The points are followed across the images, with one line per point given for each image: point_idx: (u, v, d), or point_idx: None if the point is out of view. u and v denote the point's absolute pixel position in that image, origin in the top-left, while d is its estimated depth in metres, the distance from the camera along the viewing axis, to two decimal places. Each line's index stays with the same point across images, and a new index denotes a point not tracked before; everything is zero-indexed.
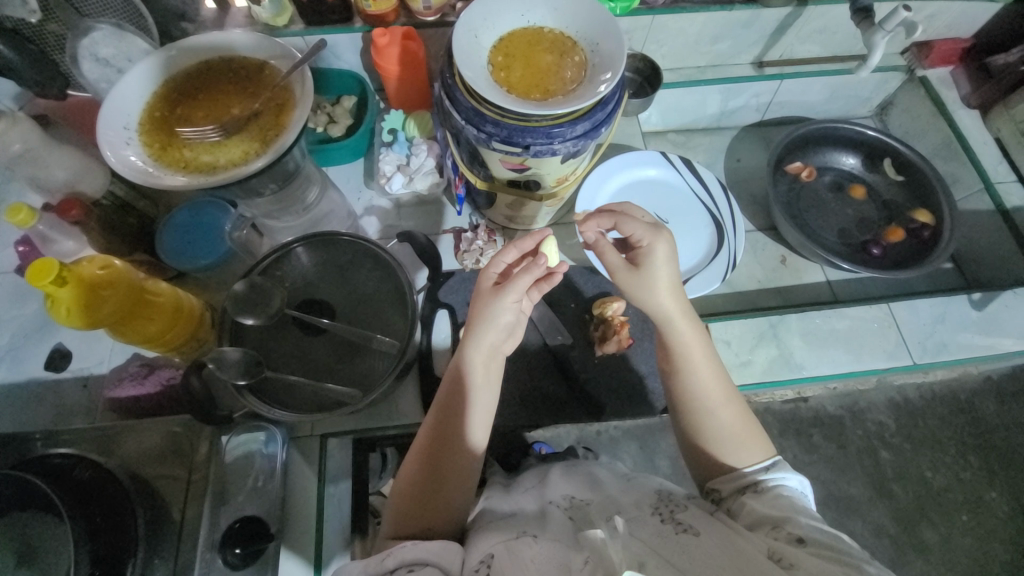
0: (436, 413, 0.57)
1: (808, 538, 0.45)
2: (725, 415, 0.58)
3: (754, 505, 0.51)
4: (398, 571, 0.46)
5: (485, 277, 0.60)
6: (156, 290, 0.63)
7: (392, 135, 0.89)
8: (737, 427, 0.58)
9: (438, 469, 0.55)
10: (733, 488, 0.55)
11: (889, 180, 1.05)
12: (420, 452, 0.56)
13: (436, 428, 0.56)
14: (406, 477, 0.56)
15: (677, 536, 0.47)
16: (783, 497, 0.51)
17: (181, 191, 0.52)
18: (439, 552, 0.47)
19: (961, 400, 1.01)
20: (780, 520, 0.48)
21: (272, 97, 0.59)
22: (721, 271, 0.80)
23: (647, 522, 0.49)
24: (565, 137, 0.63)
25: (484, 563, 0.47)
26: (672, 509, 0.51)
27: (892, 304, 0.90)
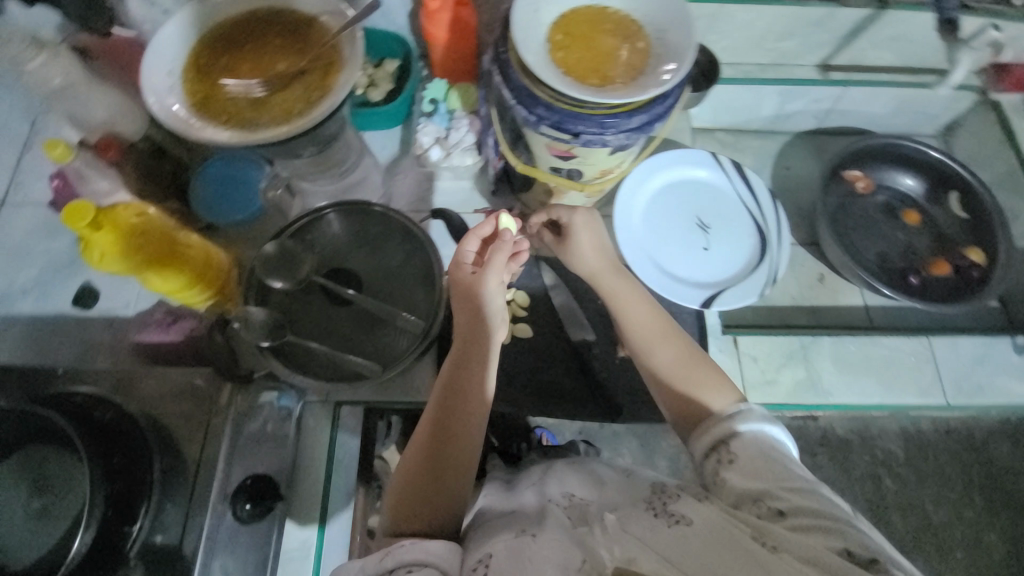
0: (435, 406, 0.58)
1: (789, 511, 0.45)
2: (668, 354, 0.63)
3: (731, 477, 0.50)
4: (397, 571, 0.46)
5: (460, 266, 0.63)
6: (187, 242, 0.62)
7: (432, 105, 0.86)
8: (694, 369, 0.60)
9: (438, 461, 0.55)
10: (705, 447, 0.54)
11: (948, 212, 0.99)
12: (418, 446, 0.56)
13: (435, 422, 0.56)
14: (407, 472, 0.56)
15: (671, 529, 0.44)
16: (757, 458, 0.50)
17: (221, 147, 0.51)
18: (440, 554, 0.46)
19: (976, 440, 0.97)
20: (760, 493, 0.48)
21: (319, 56, 0.56)
22: (760, 285, 0.76)
23: (640, 516, 0.47)
24: (618, 128, 0.59)
25: (482, 563, 0.46)
26: (665, 501, 0.49)
27: (933, 339, 0.86)
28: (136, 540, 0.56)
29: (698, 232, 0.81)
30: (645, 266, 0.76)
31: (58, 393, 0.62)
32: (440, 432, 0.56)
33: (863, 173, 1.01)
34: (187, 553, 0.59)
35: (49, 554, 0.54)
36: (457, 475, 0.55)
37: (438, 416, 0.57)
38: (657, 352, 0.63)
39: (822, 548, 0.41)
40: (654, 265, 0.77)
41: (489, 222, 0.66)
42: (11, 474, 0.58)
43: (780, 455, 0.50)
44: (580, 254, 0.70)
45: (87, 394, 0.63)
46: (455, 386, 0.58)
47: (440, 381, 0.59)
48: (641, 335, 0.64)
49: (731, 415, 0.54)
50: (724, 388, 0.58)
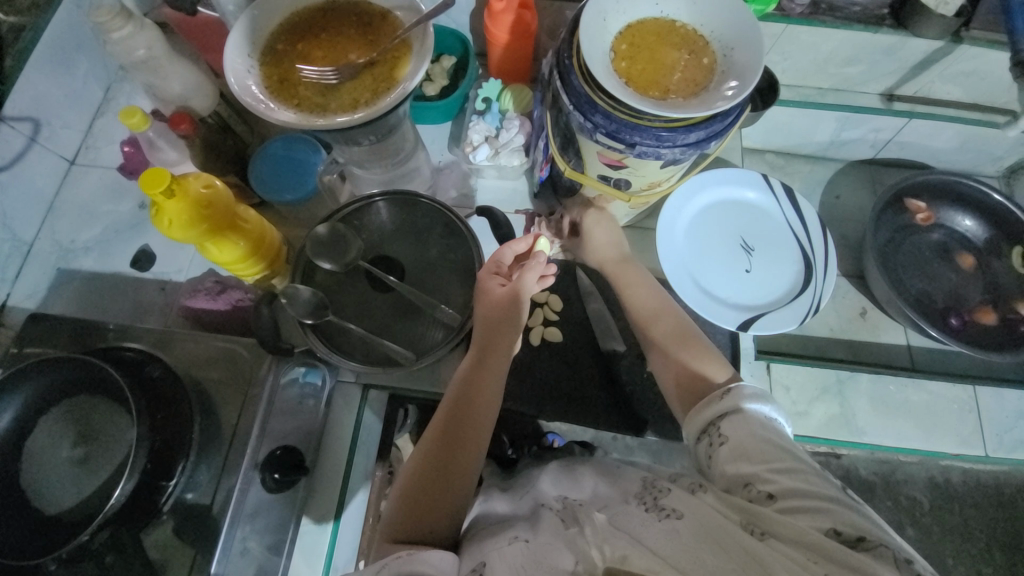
0: (445, 415, 0.58)
1: (778, 493, 0.45)
2: (659, 330, 0.67)
3: (720, 460, 0.50)
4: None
5: (489, 279, 0.64)
6: (245, 218, 0.65)
7: (485, 103, 0.88)
8: (687, 349, 0.63)
9: (442, 470, 0.55)
10: (698, 429, 0.55)
11: (1011, 268, 0.93)
12: (424, 453, 0.57)
13: (445, 432, 0.57)
14: (409, 477, 0.56)
15: (660, 522, 0.45)
16: (743, 438, 0.49)
17: (290, 129, 0.53)
18: (438, 564, 0.46)
19: (1008, 497, 0.95)
20: (750, 477, 0.47)
21: (389, 49, 0.58)
22: (802, 314, 0.75)
23: (631, 512, 0.48)
24: (675, 142, 0.59)
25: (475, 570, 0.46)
26: (656, 495, 0.49)
27: (979, 388, 0.82)
28: (171, 495, 0.59)
29: (742, 254, 0.79)
30: (685, 282, 0.75)
31: (113, 349, 0.65)
32: (447, 442, 0.57)
33: (927, 206, 0.97)
34: (213, 511, 0.61)
35: (90, 497, 0.58)
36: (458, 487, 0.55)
37: (447, 425, 0.58)
38: (650, 328, 0.68)
39: (811, 533, 0.41)
40: (694, 282, 0.76)
41: (525, 240, 0.69)
42: (67, 416, 0.61)
43: (771, 432, 0.49)
44: (594, 245, 0.79)
45: (139, 351, 0.65)
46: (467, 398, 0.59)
47: (454, 390, 0.60)
48: (640, 312, 0.70)
49: (722, 395, 0.54)
50: (719, 367, 0.60)
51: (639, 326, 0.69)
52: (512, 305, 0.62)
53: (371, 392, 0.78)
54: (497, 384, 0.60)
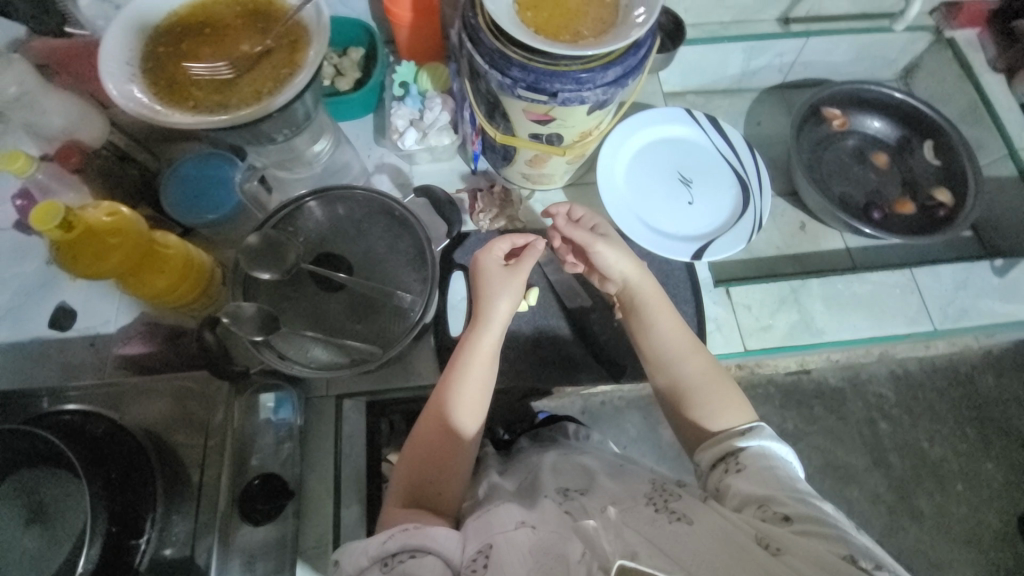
0: (446, 389, 0.59)
1: (794, 515, 0.45)
2: (689, 368, 0.62)
3: (737, 485, 0.51)
4: (399, 555, 0.44)
5: (492, 260, 0.65)
6: (166, 243, 0.60)
7: (403, 88, 0.86)
8: (714, 384, 0.61)
9: (447, 443, 0.57)
10: (713, 457, 0.55)
11: (925, 161, 1.00)
12: (430, 426, 0.58)
13: (447, 405, 0.58)
14: (415, 448, 0.57)
15: (671, 524, 0.44)
16: (763, 472, 0.50)
17: (190, 132, 0.49)
18: (441, 540, 0.45)
19: (962, 373, 1.04)
20: (765, 499, 0.48)
21: (284, 34, 0.54)
22: (747, 232, 0.78)
23: (640, 512, 0.47)
24: (595, 83, 0.59)
25: (481, 555, 0.44)
26: (667, 497, 0.49)
27: (915, 269, 0.88)
28: (146, 554, 0.54)
29: (681, 187, 0.81)
30: (632, 222, 0.76)
31: (45, 413, 0.58)
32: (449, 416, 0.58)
33: (841, 113, 1.03)
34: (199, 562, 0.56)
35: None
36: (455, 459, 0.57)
37: (451, 398, 0.58)
38: (680, 365, 0.62)
39: (828, 553, 0.40)
40: (641, 221, 0.77)
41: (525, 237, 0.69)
42: (5, 498, 0.53)
43: (789, 471, 0.50)
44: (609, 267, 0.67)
45: (78, 411, 0.59)
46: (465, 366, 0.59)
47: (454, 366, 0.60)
48: (661, 349, 0.64)
49: (742, 431, 0.56)
50: (742, 410, 0.59)
51: (665, 363, 0.63)
52: (506, 281, 0.64)
53: (345, 403, 0.76)
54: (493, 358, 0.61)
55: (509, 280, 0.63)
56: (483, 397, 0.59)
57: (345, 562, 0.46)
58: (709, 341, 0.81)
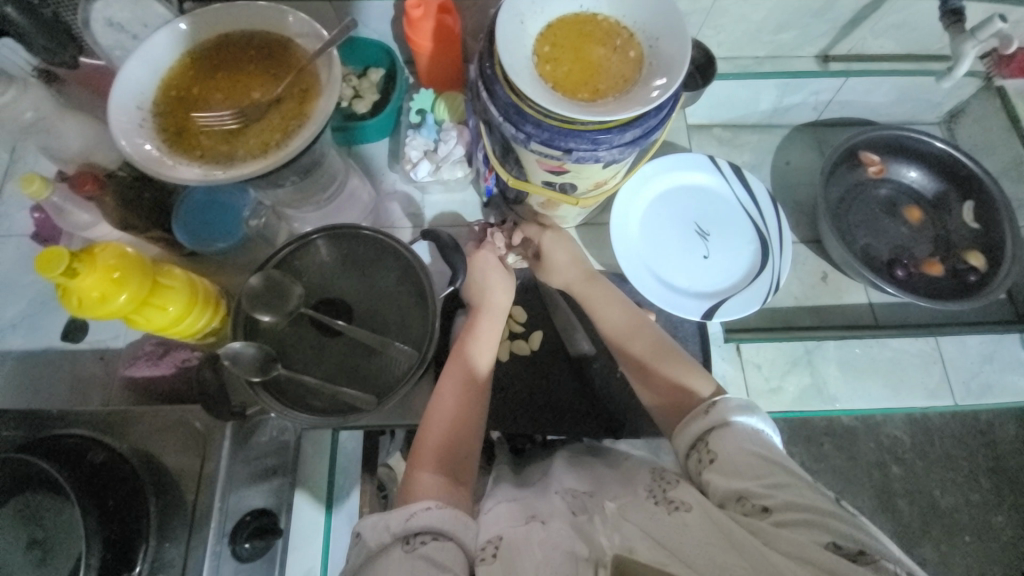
0: (457, 367, 0.66)
1: (773, 506, 0.44)
2: (636, 346, 0.68)
3: (713, 477, 0.49)
4: (418, 536, 0.46)
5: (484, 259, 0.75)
6: (169, 272, 0.61)
7: (420, 115, 0.84)
8: (669, 362, 0.64)
9: (463, 414, 0.63)
10: (686, 445, 0.54)
11: (962, 224, 0.95)
12: (447, 401, 0.63)
13: (460, 379, 0.65)
14: (434, 424, 0.61)
15: (670, 515, 0.47)
16: (739, 456, 0.49)
17: (196, 185, 0.49)
18: (454, 522, 0.48)
19: (981, 424, 0.99)
20: (742, 491, 0.46)
21: (295, 81, 0.53)
22: (763, 293, 0.75)
23: (641, 505, 0.49)
24: (611, 144, 0.56)
25: (492, 545, 0.49)
26: (666, 488, 0.50)
27: (939, 337, 0.85)
28: None
29: (698, 240, 0.78)
30: (644, 276, 0.74)
31: (48, 437, 0.60)
32: (463, 389, 0.64)
33: (880, 159, 0.98)
34: None
35: None
36: (466, 429, 0.62)
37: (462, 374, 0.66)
38: (626, 344, 0.68)
39: (813, 547, 0.40)
40: (652, 274, 0.75)
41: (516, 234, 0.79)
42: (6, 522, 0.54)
43: (755, 444, 0.49)
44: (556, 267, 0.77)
45: (80, 435, 0.60)
46: (466, 345, 0.68)
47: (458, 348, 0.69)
48: (613, 332, 0.70)
49: (707, 410, 0.54)
50: (703, 380, 0.61)
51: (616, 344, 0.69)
52: (500, 277, 0.74)
53: (344, 431, 0.77)
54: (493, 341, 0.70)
55: (501, 276, 0.74)
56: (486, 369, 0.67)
57: (366, 537, 0.47)
58: None
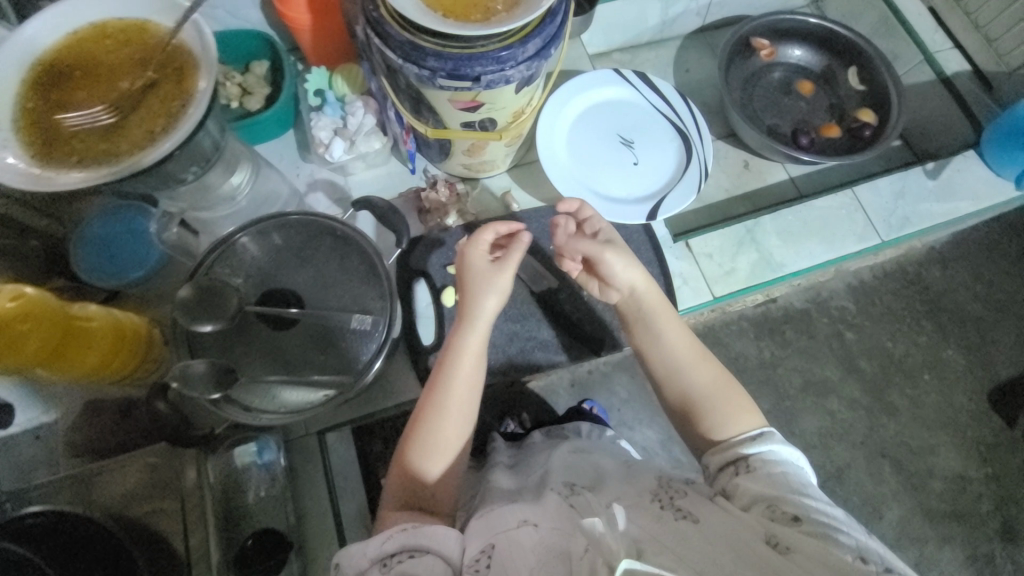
0: (430, 391, 0.56)
1: (804, 516, 0.45)
2: (700, 378, 0.58)
3: (746, 486, 0.49)
4: (397, 555, 0.44)
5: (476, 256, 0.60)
6: (87, 315, 0.55)
7: (319, 97, 0.80)
8: (726, 395, 0.57)
9: (435, 448, 0.54)
10: (719, 460, 0.53)
11: (850, 88, 1.02)
12: (419, 431, 0.55)
13: (434, 405, 0.55)
14: (403, 456, 0.54)
15: (677, 522, 0.45)
16: (775, 476, 0.48)
17: (85, 190, 0.44)
18: (439, 539, 0.45)
19: (911, 274, 1.08)
20: (775, 499, 0.47)
21: (166, 61, 0.49)
22: (696, 181, 0.78)
23: (646, 509, 0.47)
24: (517, 60, 0.56)
25: (483, 554, 0.44)
26: (671, 494, 0.49)
27: (856, 188, 0.91)
28: None
29: (624, 149, 0.80)
30: (582, 195, 0.75)
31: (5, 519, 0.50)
32: (435, 418, 0.55)
33: (768, 43, 1.03)
34: None
35: None
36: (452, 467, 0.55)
37: (436, 402, 0.55)
38: (690, 374, 0.58)
39: (837, 556, 0.41)
40: (590, 191, 0.76)
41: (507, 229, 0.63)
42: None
43: (796, 474, 0.49)
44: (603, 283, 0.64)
45: (46, 511, 0.51)
46: (454, 370, 0.56)
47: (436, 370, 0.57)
48: (672, 360, 0.59)
49: (753, 436, 0.53)
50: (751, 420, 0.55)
51: (673, 373, 0.59)
52: (492, 279, 0.59)
53: (330, 435, 0.73)
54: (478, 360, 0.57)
55: (496, 278, 0.59)
56: (469, 394, 0.56)
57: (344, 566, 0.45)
58: (678, 298, 0.82)
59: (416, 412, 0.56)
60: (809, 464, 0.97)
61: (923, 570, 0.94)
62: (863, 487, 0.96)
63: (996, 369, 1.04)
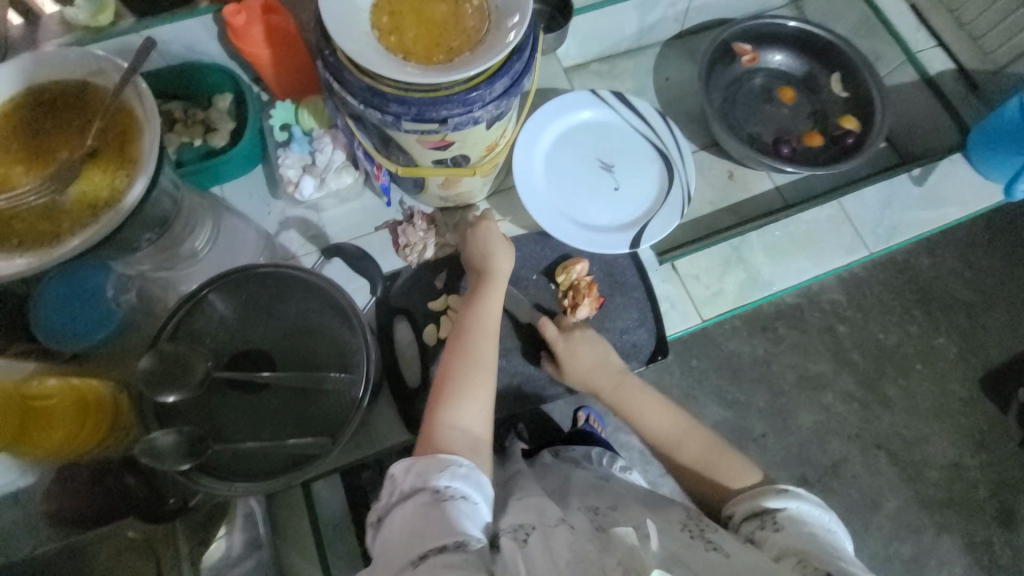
0: (454, 343, 0.61)
1: (836, 571, 0.42)
2: (689, 453, 0.59)
3: (775, 538, 0.47)
4: (444, 488, 0.47)
5: (486, 231, 0.69)
6: (44, 392, 0.56)
7: (286, 131, 0.77)
8: (717, 458, 0.58)
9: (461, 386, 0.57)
10: (746, 512, 0.51)
11: (834, 95, 1.00)
12: (447, 372, 0.59)
13: (461, 349, 0.60)
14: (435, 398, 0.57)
15: (707, 553, 0.45)
16: (803, 532, 0.47)
17: (27, 277, 0.42)
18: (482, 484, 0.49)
19: (899, 262, 1.07)
20: (803, 553, 0.44)
21: (107, 127, 0.46)
22: (678, 207, 0.76)
23: (675, 535, 0.47)
24: (484, 100, 0.54)
25: (518, 530, 0.47)
26: (702, 525, 0.49)
27: (841, 198, 0.90)
28: None
29: (604, 173, 0.78)
30: (563, 225, 0.73)
31: None
32: (462, 358, 0.59)
33: (750, 47, 1.01)
34: None
35: None
36: (480, 410, 0.56)
37: (462, 344, 0.61)
38: (676, 452, 0.60)
39: None
40: (570, 220, 0.74)
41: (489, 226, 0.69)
42: None
43: (829, 539, 0.46)
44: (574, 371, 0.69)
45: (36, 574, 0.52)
46: (477, 319, 0.63)
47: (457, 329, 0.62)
48: (659, 437, 0.61)
49: (778, 493, 0.51)
50: (747, 473, 0.55)
51: (663, 452, 0.61)
52: (498, 253, 0.68)
53: (316, 484, 0.71)
54: (495, 316, 0.64)
55: (501, 250, 0.68)
56: (491, 340, 0.62)
57: (397, 480, 0.48)
58: (666, 320, 0.81)
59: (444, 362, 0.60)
60: (805, 460, 0.97)
61: (922, 559, 0.95)
62: (861, 479, 0.96)
63: (988, 354, 1.04)
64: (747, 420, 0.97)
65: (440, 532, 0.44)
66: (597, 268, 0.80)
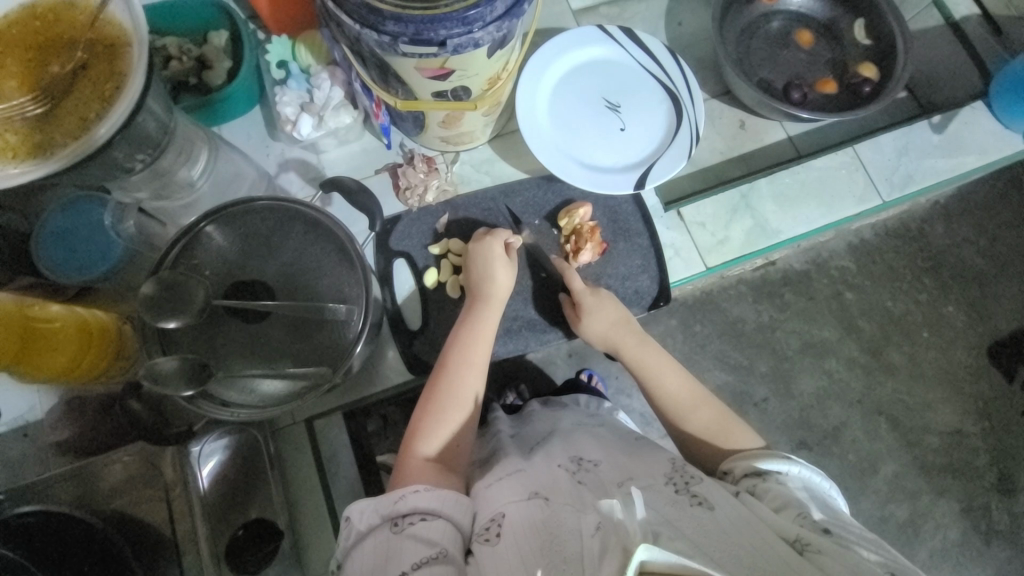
0: (446, 350, 0.60)
1: (834, 529, 0.43)
2: (699, 420, 0.58)
3: (775, 489, 0.47)
4: (410, 516, 0.43)
5: (494, 241, 0.68)
6: (48, 316, 0.56)
7: (283, 69, 0.75)
8: (723, 423, 0.57)
9: (448, 399, 0.56)
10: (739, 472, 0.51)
11: (855, 41, 0.95)
12: (435, 383, 0.58)
13: (452, 357, 0.59)
14: (422, 409, 0.56)
15: (691, 508, 0.42)
16: (799, 494, 0.47)
17: (20, 186, 0.42)
18: (450, 504, 0.44)
19: (912, 229, 1.04)
20: (802, 506, 0.45)
21: (93, 38, 0.45)
22: (686, 148, 0.73)
23: (659, 491, 0.45)
24: (485, 20, 0.51)
25: (495, 521, 0.44)
26: (687, 479, 0.47)
27: (857, 145, 0.87)
28: None
29: (610, 114, 0.75)
30: (566, 165, 0.71)
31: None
32: (450, 367, 0.58)
33: None
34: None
35: None
36: (458, 433, 0.55)
37: (454, 355, 0.59)
38: (688, 419, 0.59)
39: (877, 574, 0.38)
40: (573, 160, 0.72)
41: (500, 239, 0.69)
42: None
43: (822, 495, 0.48)
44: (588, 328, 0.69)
45: (39, 510, 0.50)
46: (471, 328, 0.62)
47: (451, 340, 0.61)
48: (668, 404, 0.60)
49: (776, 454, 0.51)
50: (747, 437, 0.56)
51: (672, 419, 0.60)
52: (500, 265, 0.67)
53: (318, 422, 0.72)
54: (491, 329, 0.62)
55: (503, 262, 0.67)
56: (484, 353, 0.60)
57: (353, 521, 0.44)
58: (670, 268, 0.80)
59: (434, 373, 0.59)
60: (805, 423, 0.96)
61: (918, 522, 0.95)
62: (860, 443, 0.96)
63: (997, 324, 1.02)
64: (748, 384, 0.97)
65: (413, 554, 0.40)
66: (601, 215, 0.78)
